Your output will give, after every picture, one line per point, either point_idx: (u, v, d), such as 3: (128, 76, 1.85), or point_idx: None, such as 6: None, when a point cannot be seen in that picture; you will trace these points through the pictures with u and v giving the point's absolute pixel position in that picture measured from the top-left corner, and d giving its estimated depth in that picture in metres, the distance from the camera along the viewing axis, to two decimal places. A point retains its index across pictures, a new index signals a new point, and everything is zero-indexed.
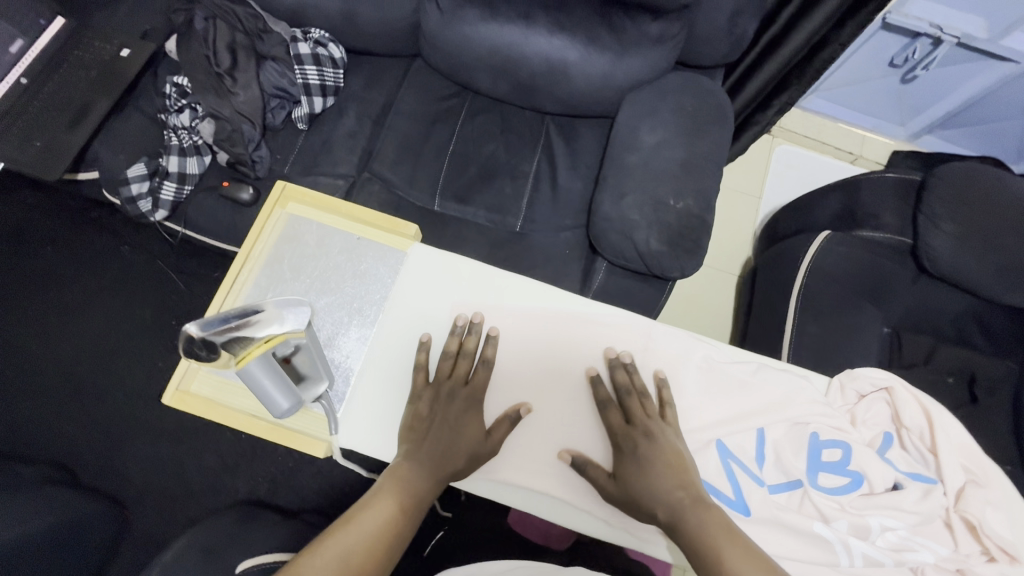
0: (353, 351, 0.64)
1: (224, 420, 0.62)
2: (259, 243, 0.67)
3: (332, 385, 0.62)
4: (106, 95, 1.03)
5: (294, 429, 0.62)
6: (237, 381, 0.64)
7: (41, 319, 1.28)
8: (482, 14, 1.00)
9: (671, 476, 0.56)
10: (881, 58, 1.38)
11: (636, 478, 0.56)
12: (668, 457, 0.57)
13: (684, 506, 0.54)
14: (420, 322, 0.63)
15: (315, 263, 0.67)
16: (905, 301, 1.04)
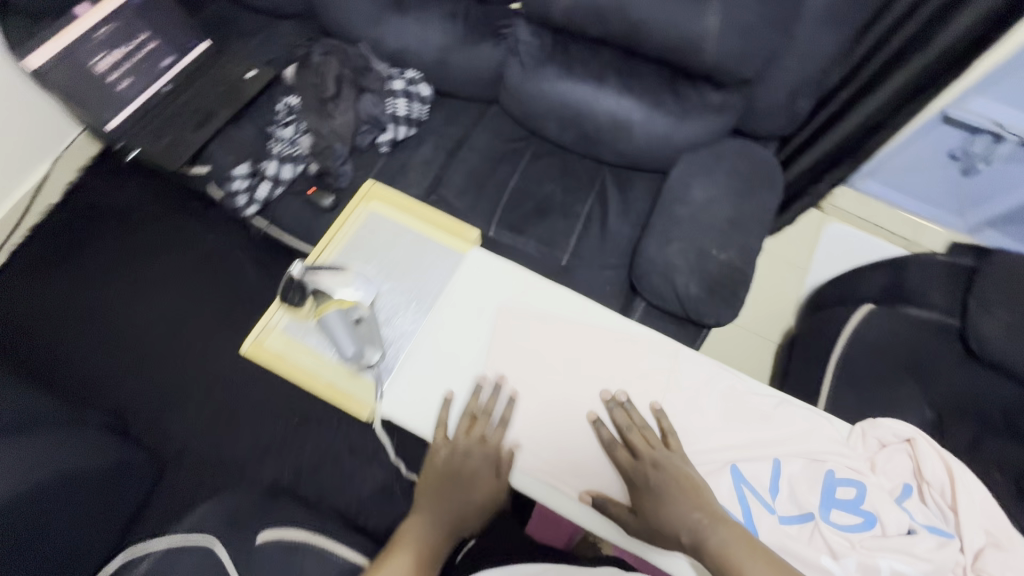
0: (405, 332, 0.71)
1: (288, 371, 0.72)
2: (343, 229, 0.78)
3: (384, 357, 0.69)
4: (229, 106, 1.21)
5: (347, 390, 0.70)
6: (305, 341, 0.73)
7: (127, 290, 1.43)
8: (559, 71, 1.12)
9: (684, 504, 0.55)
10: (941, 149, 1.44)
11: (653, 505, 0.56)
12: (682, 482, 0.56)
13: (700, 523, 0.54)
14: (469, 315, 0.69)
15: (387, 253, 0.76)
16: (951, 385, 1.01)
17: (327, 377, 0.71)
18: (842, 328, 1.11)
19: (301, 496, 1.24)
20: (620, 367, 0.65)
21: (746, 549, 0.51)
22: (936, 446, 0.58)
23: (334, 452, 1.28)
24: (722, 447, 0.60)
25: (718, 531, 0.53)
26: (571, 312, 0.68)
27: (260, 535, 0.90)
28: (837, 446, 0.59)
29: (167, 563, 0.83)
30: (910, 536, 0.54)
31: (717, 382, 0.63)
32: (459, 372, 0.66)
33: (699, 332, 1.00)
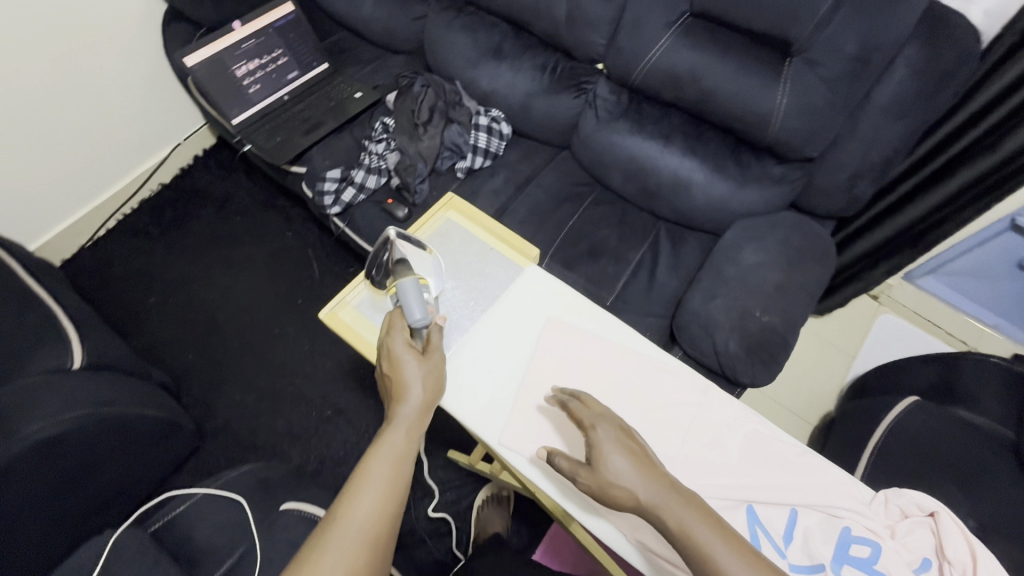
0: (460, 327, 0.77)
1: (353, 343, 0.80)
2: (420, 230, 0.88)
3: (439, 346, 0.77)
4: (334, 119, 1.37)
5: None
6: (371, 321, 0.81)
7: (208, 266, 1.58)
8: (630, 127, 1.22)
9: (635, 470, 0.56)
10: (1010, 257, 1.46)
11: (603, 462, 0.56)
12: (629, 450, 0.58)
13: (655, 490, 0.55)
14: (517, 322, 0.75)
15: (456, 255, 0.85)
16: (999, 496, 0.94)
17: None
18: (880, 419, 1.10)
19: (321, 483, 1.29)
20: (650, 393, 0.67)
21: (702, 518, 0.53)
22: (961, 523, 0.55)
23: (360, 448, 1.33)
24: (737, 485, 0.60)
25: (674, 499, 0.54)
26: (613, 336, 0.73)
27: (283, 505, 0.95)
28: (855, 504, 0.58)
29: (201, 513, 0.93)
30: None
31: (741, 423, 0.64)
32: (498, 372, 0.71)
33: (734, 388, 1.01)
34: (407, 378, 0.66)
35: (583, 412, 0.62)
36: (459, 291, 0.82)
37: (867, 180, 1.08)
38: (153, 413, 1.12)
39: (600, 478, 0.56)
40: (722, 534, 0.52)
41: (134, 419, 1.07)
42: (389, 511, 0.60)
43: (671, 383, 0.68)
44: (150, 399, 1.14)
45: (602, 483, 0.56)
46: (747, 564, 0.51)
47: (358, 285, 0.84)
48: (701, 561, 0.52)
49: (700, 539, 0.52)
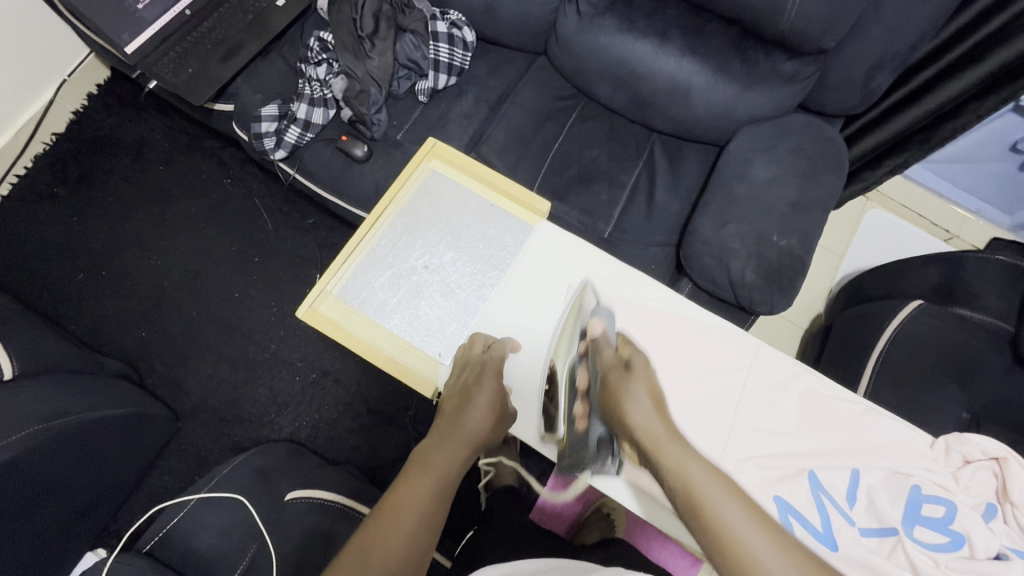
0: (470, 306, 0.70)
1: (347, 342, 0.69)
2: (403, 191, 0.75)
3: (449, 332, 0.69)
4: (257, 38, 1.11)
5: (408, 364, 0.68)
6: (362, 312, 0.70)
7: (139, 229, 1.36)
8: (619, 25, 1.03)
9: (653, 409, 0.57)
10: (1003, 139, 1.36)
11: (632, 381, 0.59)
12: (653, 390, 0.60)
13: (668, 433, 0.55)
14: (535, 299, 0.70)
15: (450, 220, 0.75)
16: (994, 389, 0.97)
17: (388, 351, 0.68)
18: (884, 325, 1.06)
19: (317, 451, 1.22)
20: (695, 363, 0.65)
21: (717, 480, 0.50)
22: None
23: (353, 410, 1.25)
24: (797, 452, 0.60)
25: (690, 454, 0.53)
26: (650, 300, 0.68)
27: (289, 493, 0.89)
28: (923, 461, 0.59)
29: (198, 517, 0.89)
30: (999, 561, 0.54)
31: (794, 383, 0.63)
32: (524, 357, 0.68)
33: (749, 317, 0.96)
34: (473, 412, 0.60)
35: (630, 342, 0.65)
36: (462, 262, 0.73)
37: (887, 72, 0.96)
38: (118, 411, 1.01)
39: (620, 385, 0.59)
40: (745, 508, 0.48)
41: (95, 425, 0.95)
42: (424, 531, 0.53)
43: (718, 349, 0.66)
44: (109, 398, 1.01)
45: (616, 391, 0.59)
46: (766, 533, 0.46)
47: (339, 268, 0.71)
48: (715, 526, 0.47)
49: (716, 506, 0.48)
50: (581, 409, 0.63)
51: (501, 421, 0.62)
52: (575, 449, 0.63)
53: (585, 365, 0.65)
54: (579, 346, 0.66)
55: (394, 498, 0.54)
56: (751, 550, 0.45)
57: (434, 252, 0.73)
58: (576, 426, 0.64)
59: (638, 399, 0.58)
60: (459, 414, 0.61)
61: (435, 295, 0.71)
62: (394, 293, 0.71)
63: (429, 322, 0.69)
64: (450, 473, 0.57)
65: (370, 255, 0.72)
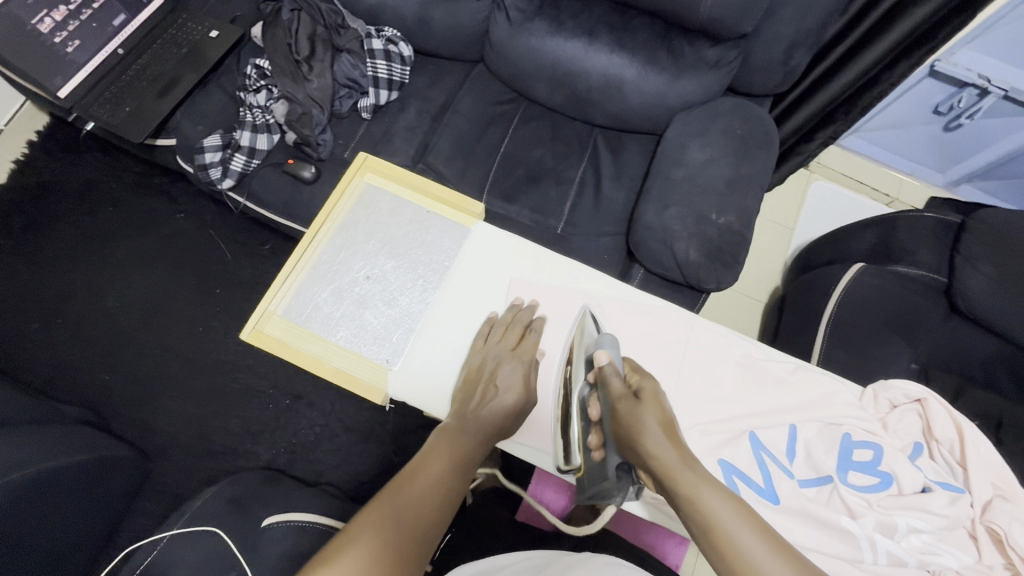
0: (414, 311, 0.72)
1: (294, 359, 0.69)
2: (339, 205, 0.76)
3: (394, 338, 0.70)
4: (193, 70, 1.11)
5: (357, 375, 0.69)
6: (307, 328, 0.70)
7: (92, 272, 1.34)
8: (549, 27, 1.06)
9: (666, 436, 0.56)
10: (925, 104, 1.41)
11: (641, 411, 0.58)
12: (663, 416, 0.58)
13: (683, 462, 0.54)
14: (479, 299, 0.72)
15: (388, 230, 0.76)
16: (934, 338, 1.03)
17: (337, 363, 0.69)
18: (832, 289, 1.10)
19: (297, 476, 1.21)
20: (636, 342, 0.68)
21: (735, 511, 0.51)
22: (947, 406, 0.61)
23: (330, 430, 1.25)
24: (738, 416, 0.64)
25: (705, 483, 0.53)
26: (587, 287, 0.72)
27: (268, 518, 0.90)
28: (852, 408, 0.63)
29: (171, 554, 0.89)
30: (924, 494, 0.58)
31: (732, 351, 0.67)
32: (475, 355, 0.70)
33: (699, 296, 0.99)
34: (490, 402, 0.63)
35: (639, 371, 0.63)
36: (403, 270, 0.75)
37: (804, 50, 1.00)
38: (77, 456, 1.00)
39: (628, 417, 0.58)
40: (758, 533, 0.50)
41: (53, 474, 0.94)
42: (429, 516, 0.55)
43: (657, 326, 0.69)
44: (66, 446, 1.01)
45: (626, 422, 0.58)
46: (783, 562, 0.48)
47: (281, 287, 0.72)
48: (734, 560, 0.49)
49: (737, 541, 0.49)
50: (596, 438, 0.62)
51: (522, 410, 0.64)
52: (594, 480, 0.60)
53: (595, 396, 0.63)
54: (586, 375, 0.66)
55: (402, 484, 0.56)
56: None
57: (375, 263, 0.74)
58: (592, 456, 0.62)
59: (650, 430, 0.57)
60: (482, 399, 0.63)
61: (378, 304, 0.72)
62: (338, 307, 0.72)
63: (375, 331, 0.71)
64: (467, 457, 0.60)
65: (311, 271, 0.73)
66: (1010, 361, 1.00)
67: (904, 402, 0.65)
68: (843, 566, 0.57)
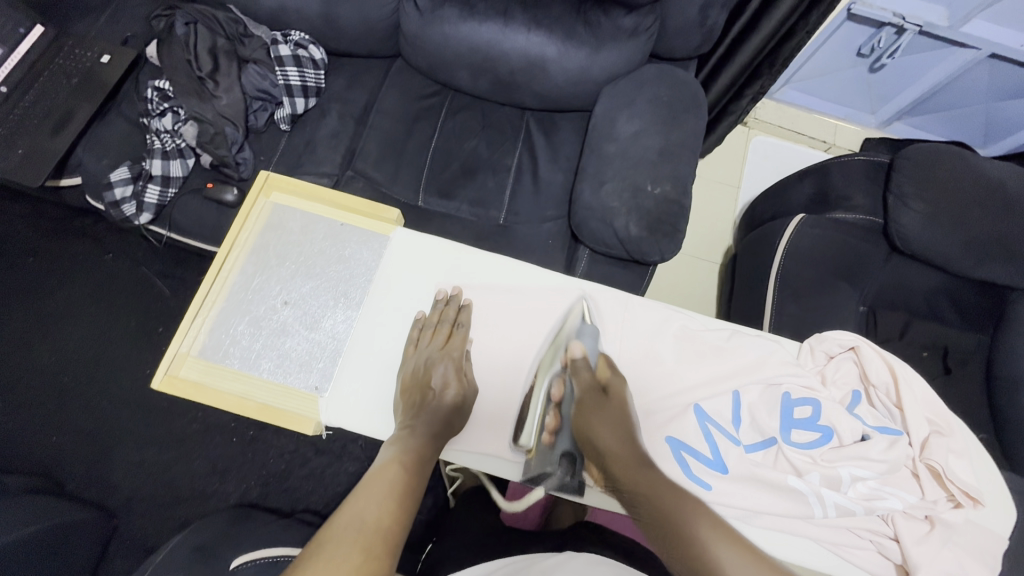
0: (339, 331, 0.69)
1: (215, 401, 0.66)
2: (245, 230, 0.73)
3: (321, 363, 0.67)
4: (88, 101, 1.04)
5: (283, 408, 0.66)
6: (224, 365, 0.67)
7: (20, 328, 1.26)
8: (460, 13, 1.01)
9: (624, 436, 0.59)
10: (849, 48, 1.42)
11: (607, 409, 0.60)
12: (626, 419, 0.60)
13: (636, 456, 0.58)
14: (410, 309, 0.71)
15: (302, 250, 0.72)
16: (879, 279, 1.05)
17: (261, 399, 0.66)
18: (778, 243, 1.10)
19: (270, 507, 1.17)
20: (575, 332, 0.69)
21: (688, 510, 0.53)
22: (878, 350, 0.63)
23: (299, 456, 1.21)
24: (681, 391, 0.64)
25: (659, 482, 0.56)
26: (516, 279, 0.72)
27: (234, 561, 0.87)
28: (790, 366, 0.64)
29: None
30: (864, 442, 0.60)
31: (667, 328, 0.67)
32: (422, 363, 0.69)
33: (647, 269, 0.98)
34: (431, 405, 0.61)
35: (612, 365, 0.64)
36: (322, 290, 0.71)
37: (719, 8, 0.99)
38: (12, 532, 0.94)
39: (593, 412, 0.60)
40: (716, 531, 0.52)
41: None
42: (396, 507, 0.53)
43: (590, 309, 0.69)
44: None
45: (588, 414, 0.60)
46: (739, 553, 0.50)
47: (191, 326, 0.68)
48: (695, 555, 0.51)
49: (697, 542, 0.51)
50: (552, 421, 0.62)
51: (463, 405, 0.63)
52: (540, 462, 0.62)
53: (561, 378, 0.64)
54: (558, 363, 0.66)
55: (364, 489, 0.55)
56: (728, 573, 0.49)
57: (292, 287, 0.71)
58: (543, 440, 0.62)
59: (611, 427, 0.59)
60: (423, 402, 0.62)
61: (300, 330, 0.69)
62: (257, 338, 0.68)
63: (298, 358, 0.68)
64: (417, 447, 0.58)
65: (224, 304, 0.69)
66: (950, 290, 1.03)
67: (838, 352, 0.67)
68: (793, 523, 0.59)
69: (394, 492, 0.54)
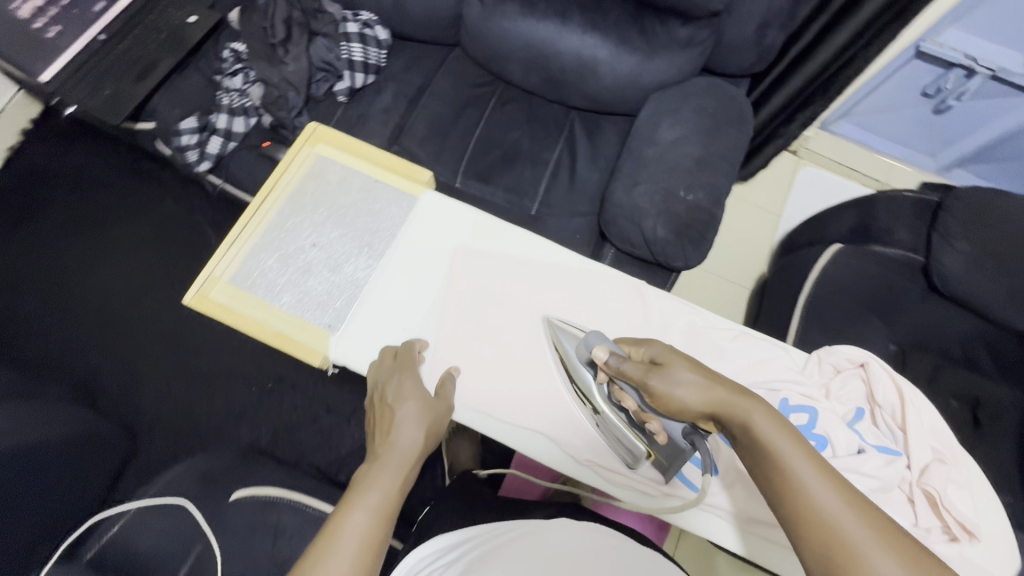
0: (358, 278, 0.74)
1: (236, 323, 0.71)
2: (288, 174, 0.78)
3: (337, 304, 0.72)
4: (171, 54, 1.13)
5: (296, 338, 0.70)
6: (250, 292, 0.72)
7: (81, 256, 1.37)
8: (521, 9, 1.05)
9: (704, 376, 0.54)
10: (914, 86, 1.38)
11: (668, 375, 0.55)
12: (689, 362, 0.55)
13: (731, 388, 0.53)
14: (426, 266, 0.74)
15: (336, 199, 0.78)
16: (913, 319, 1.01)
17: (278, 328, 0.71)
18: (809, 270, 1.08)
19: (278, 456, 1.23)
20: (582, 311, 0.72)
21: (779, 429, 0.49)
22: (889, 369, 0.62)
23: (311, 412, 1.26)
24: None
25: (752, 405, 0.51)
26: (532, 253, 0.75)
27: (235, 493, 0.92)
28: (790, 374, 0.64)
29: (140, 523, 0.89)
30: (858, 456, 0.60)
31: (676, 320, 0.70)
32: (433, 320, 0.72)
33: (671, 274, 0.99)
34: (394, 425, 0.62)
35: (637, 340, 0.61)
36: (349, 238, 0.76)
37: (776, 29, 0.98)
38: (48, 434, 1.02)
39: (662, 387, 0.55)
40: (808, 455, 0.47)
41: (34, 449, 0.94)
42: (387, 515, 0.54)
43: (598, 289, 0.73)
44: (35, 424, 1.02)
45: (660, 395, 0.55)
46: (823, 478, 0.45)
47: (225, 252, 0.73)
48: (780, 480, 0.47)
49: (781, 461, 0.47)
50: (654, 424, 0.59)
51: (433, 420, 0.63)
52: (669, 457, 0.61)
53: (617, 386, 0.61)
54: (596, 374, 0.64)
55: (353, 491, 0.55)
56: (809, 495, 0.45)
57: (322, 231, 0.76)
58: (659, 439, 0.60)
59: (689, 386, 0.54)
60: (393, 419, 0.62)
61: (323, 271, 0.74)
62: (283, 273, 0.73)
63: (318, 297, 0.72)
64: (404, 447, 0.59)
65: (258, 239, 0.75)
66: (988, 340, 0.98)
67: (847, 367, 0.66)
68: None
69: (387, 501, 0.55)
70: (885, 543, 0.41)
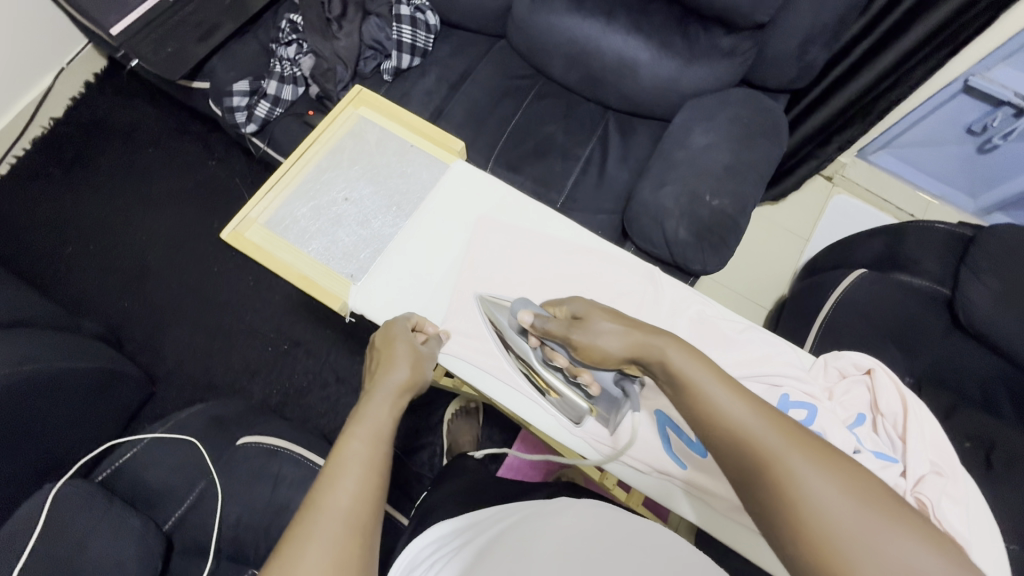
0: (384, 234, 0.77)
1: (265, 262, 0.75)
2: (330, 130, 0.82)
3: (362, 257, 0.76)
4: (233, 20, 1.19)
5: (319, 282, 0.74)
6: (282, 236, 0.76)
7: (126, 205, 1.44)
8: (568, 6, 1.08)
9: (621, 324, 0.58)
10: (958, 122, 1.36)
11: (590, 326, 0.59)
12: (606, 312, 0.60)
13: (649, 333, 0.56)
14: (450, 229, 0.78)
15: (372, 159, 0.82)
16: (933, 351, 0.99)
17: (303, 271, 0.74)
18: (829, 292, 1.07)
19: (285, 416, 1.26)
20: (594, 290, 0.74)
21: (695, 361, 0.51)
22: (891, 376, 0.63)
23: (322, 378, 1.30)
24: None
25: (670, 344, 0.54)
26: (552, 231, 0.78)
27: (241, 439, 0.95)
28: (794, 372, 0.67)
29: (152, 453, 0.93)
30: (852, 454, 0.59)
31: (684, 308, 0.72)
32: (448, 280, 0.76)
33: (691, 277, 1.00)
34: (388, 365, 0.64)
35: (557, 301, 0.66)
36: (380, 197, 0.80)
37: (819, 47, 0.99)
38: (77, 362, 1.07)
39: (588, 341, 0.59)
40: (723, 379, 0.49)
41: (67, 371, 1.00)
42: (383, 444, 0.57)
43: (612, 271, 0.75)
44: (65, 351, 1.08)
45: (587, 347, 0.60)
46: (741, 399, 0.47)
47: (263, 195, 0.78)
48: (702, 407, 0.49)
49: (700, 389, 0.49)
50: (587, 376, 0.65)
51: (421, 359, 0.66)
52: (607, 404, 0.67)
53: (547, 347, 0.66)
54: (528, 340, 0.68)
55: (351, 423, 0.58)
56: (729, 414, 0.47)
57: (355, 187, 0.80)
58: (594, 390, 0.65)
59: (609, 334, 0.58)
60: (385, 358, 0.65)
61: (352, 224, 0.77)
62: (314, 221, 0.77)
63: (344, 247, 0.76)
64: (392, 380, 0.62)
65: (295, 187, 0.79)
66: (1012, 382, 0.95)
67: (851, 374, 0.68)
68: None
69: (377, 428, 0.58)
70: (802, 449, 0.43)
